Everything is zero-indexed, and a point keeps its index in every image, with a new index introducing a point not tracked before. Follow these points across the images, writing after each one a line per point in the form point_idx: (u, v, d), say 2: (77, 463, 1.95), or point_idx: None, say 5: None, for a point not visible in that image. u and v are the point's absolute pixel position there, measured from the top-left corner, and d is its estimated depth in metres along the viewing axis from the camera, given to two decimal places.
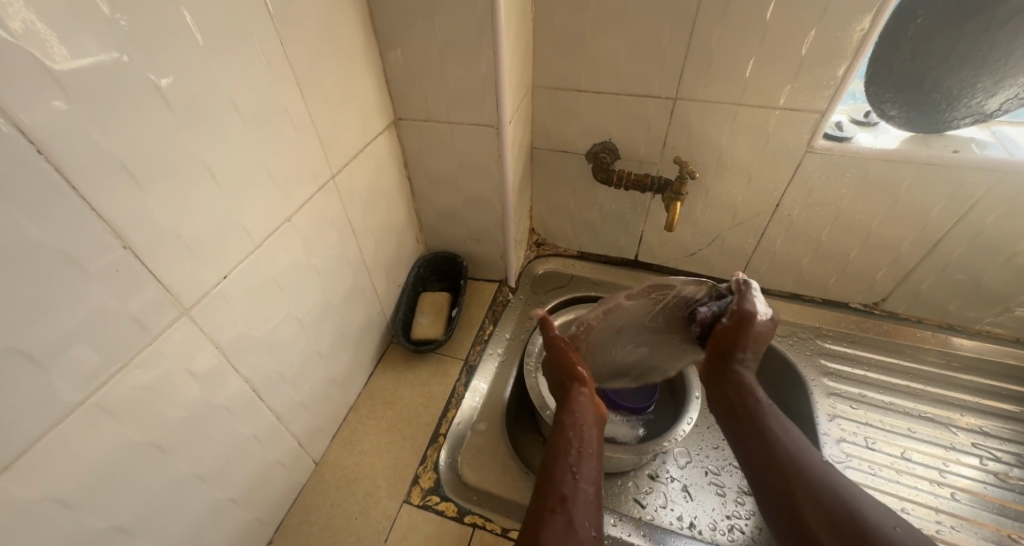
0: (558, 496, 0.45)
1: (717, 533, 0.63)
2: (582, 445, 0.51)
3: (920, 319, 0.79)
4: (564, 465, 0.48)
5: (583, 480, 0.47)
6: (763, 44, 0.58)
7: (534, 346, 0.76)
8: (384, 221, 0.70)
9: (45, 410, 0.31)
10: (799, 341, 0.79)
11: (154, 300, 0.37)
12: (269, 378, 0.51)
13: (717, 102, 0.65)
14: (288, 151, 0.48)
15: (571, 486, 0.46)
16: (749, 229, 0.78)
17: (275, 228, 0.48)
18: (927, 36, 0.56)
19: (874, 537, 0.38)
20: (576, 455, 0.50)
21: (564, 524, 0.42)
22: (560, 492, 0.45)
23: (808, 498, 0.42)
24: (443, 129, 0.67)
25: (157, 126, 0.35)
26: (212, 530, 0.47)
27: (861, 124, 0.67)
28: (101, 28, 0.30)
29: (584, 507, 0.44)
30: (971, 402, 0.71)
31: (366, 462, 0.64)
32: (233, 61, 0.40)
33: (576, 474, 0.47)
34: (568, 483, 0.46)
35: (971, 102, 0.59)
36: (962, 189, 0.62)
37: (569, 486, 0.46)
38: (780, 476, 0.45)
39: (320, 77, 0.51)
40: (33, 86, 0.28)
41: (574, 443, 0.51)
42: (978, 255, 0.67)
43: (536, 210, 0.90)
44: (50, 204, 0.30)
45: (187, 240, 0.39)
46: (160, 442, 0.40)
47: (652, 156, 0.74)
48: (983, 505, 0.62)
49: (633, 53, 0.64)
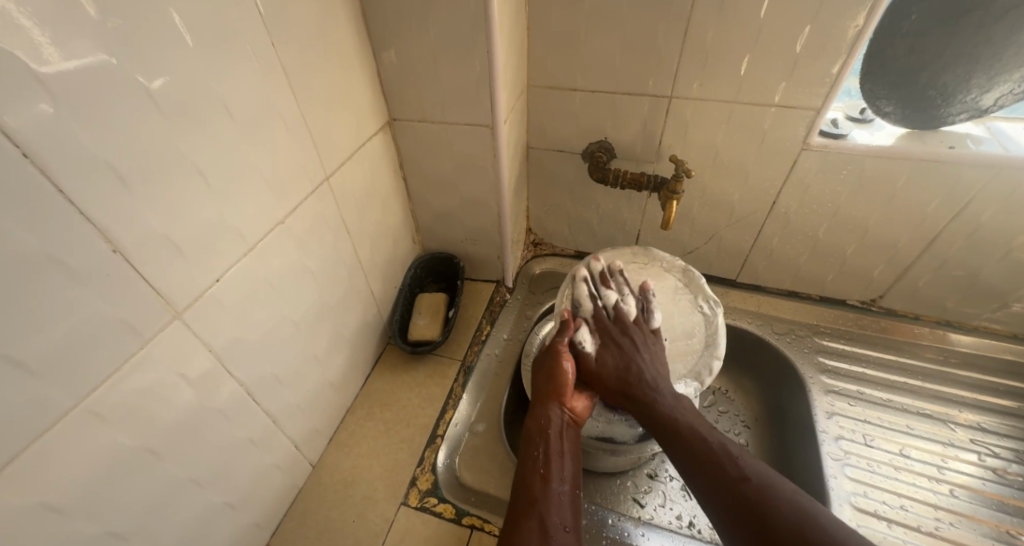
0: (529, 499, 0.49)
1: (716, 532, 0.63)
2: (548, 448, 0.54)
3: (918, 316, 0.79)
4: (536, 471, 0.52)
5: (556, 481, 0.51)
6: (759, 41, 0.58)
7: (530, 346, 0.76)
8: (380, 222, 0.70)
9: (35, 415, 0.31)
10: (796, 339, 0.79)
11: (148, 303, 0.37)
12: (265, 380, 0.51)
13: (712, 101, 0.65)
14: (282, 152, 0.48)
15: (541, 489, 0.50)
16: (746, 227, 0.78)
17: (270, 230, 0.48)
18: (922, 33, 0.56)
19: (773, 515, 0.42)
20: (545, 460, 0.53)
21: (538, 529, 0.47)
22: (531, 495, 0.50)
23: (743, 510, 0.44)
24: (438, 130, 0.67)
25: (147, 129, 0.35)
26: (208, 535, 0.47)
27: (858, 121, 0.66)
28: (88, 29, 0.30)
29: (556, 508, 0.49)
30: (970, 398, 0.71)
31: (364, 464, 0.64)
32: (224, 62, 0.40)
33: (547, 478, 0.51)
34: (538, 486, 0.50)
35: (967, 98, 0.59)
36: (959, 186, 0.62)
37: (540, 490, 0.50)
38: (722, 486, 0.46)
39: (313, 78, 0.51)
40: (20, 89, 0.27)
41: (540, 447, 0.54)
42: (975, 250, 0.67)
43: (533, 210, 0.89)
44: (36, 207, 0.29)
45: (179, 244, 0.38)
46: (154, 447, 0.39)
47: (648, 155, 0.74)
48: (981, 501, 0.62)
49: (628, 52, 0.64)
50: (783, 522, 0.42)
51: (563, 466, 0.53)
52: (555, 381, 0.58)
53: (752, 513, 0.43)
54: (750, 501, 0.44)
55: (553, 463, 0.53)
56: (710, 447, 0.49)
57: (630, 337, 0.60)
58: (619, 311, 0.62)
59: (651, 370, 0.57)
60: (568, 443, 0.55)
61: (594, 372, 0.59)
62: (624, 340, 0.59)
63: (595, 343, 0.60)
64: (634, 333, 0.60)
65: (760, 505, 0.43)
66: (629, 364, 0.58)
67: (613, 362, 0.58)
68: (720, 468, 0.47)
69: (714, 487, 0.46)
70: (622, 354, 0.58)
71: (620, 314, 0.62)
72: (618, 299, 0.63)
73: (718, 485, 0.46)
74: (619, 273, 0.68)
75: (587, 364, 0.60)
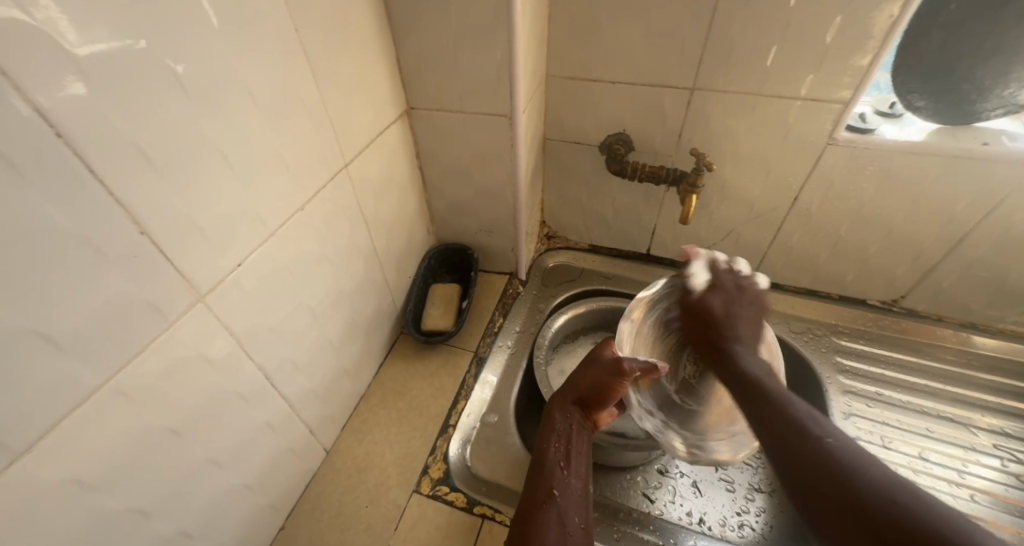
0: (547, 491, 0.49)
1: (727, 529, 0.64)
2: (570, 446, 0.54)
3: (941, 318, 0.77)
4: (558, 463, 0.52)
5: (572, 475, 0.51)
6: (787, 31, 0.56)
7: (544, 339, 0.76)
8: (396, 210, 0.70)
9: (63, 393, 0.32)
10: (814, 338, 0.78)
11: (172, 286, 0.37)
12: (283, 366, 0.52)
13: (735, 94, 0.64)
14: (302, 138, 0.48)
15: (562, 483, 0.50)
16: (765, 224, 0.77)
17: (290, 216, 0.49)
18: (961, 23, 0.54)
19: (823, 454, 0.36)
20: (564, 456, 0.53)
21: (557, 520, 0.46)
22: (550, 486, 0.49)
23: (796, 453, 0.38)
24: (455, 119, 0.66)
25: (174, 113, 0.35)
26: (228, 515, 0.48)
27: (887, 116, 0.64)
28: (118, 12, 0.30)
29: (574, 503, 0.49)
30: (992, 402, 0.70)
31: (376, 451, 0.65)
32: (244, 45, 0.40)
33: (568, 472, 0.51)
34: (559, 480, 0.50)
35: (1004, 92, 0.58)
36: (991, 184, 0.60)
37: (560, 480, 0.50)
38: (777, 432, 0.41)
39: (333, 64, 0.51)
40: (51, 64, 0.28)
41: (563, 442, 0.54)
42: (1004, 252, 0.65)
43: (548, 202, 0.89)
44: (68, 189, 0.30)
45: (202, 227, 0.39)
46: (177, 427, 0.40)
47: (668, 148, 0.73)
48: (1003, 507, 0.61)
49: (650, 42, 0.63)
50: (877, 508, 0.31)
51: (577, 464, 0.53)
52: (599, 391, 0.57)
53: (796, 452, 0.38)
54: (804, 459, 0.37)
55: (567, 461, 0.52)
56: (780, 401, 0.44)
57: (738, 295, 0.60)
58: (731, 266, 0.63)
59: (744, 326, 0.57)
60: (584, 444, 0.55)
61: (695, 307, 0.60)
62: (727, 292, 0.60)
63: (704, 286, 0.62)
64: (740, 290, 0.60)
65: (833, 477, 0.34)
66: (726, 316, 0.58)
67: (717, 307, 0.59)
68: (785, 428, 0.40)
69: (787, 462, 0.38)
70: (725, 303, 0.59)
71: (734, 268, 0.62)
72: (729, 259, 0.64)
73: (798, 463, 0.37)
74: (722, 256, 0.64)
75: (690, 301, 0.62)
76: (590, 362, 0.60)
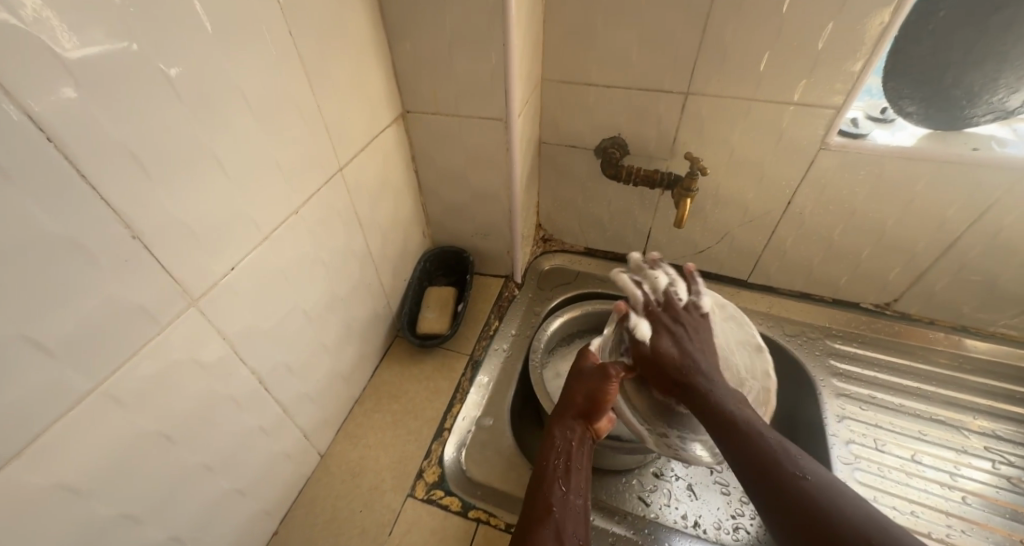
0: (545, 507, 0.49)
1: (721, 533, 0.64)
2: (569, 461, 0.54)
3: (933, 320, 0.78)
4: (556, 479, 0.52)
5: (572, 492, 0.51)
6: (780, 36, 0.57)
7: (539, 342, 0.76)
8: (391, 213, 0.70)
9: (53, 398, 0.31)
10: (808, 341, 0.78)
11: (164, 290, 0.37)
12: (276, 370, 0.51)
13: (729, 98, 0.64)
14: (296, 142, 0.48)
15: (560, 499, 0.50)
16: (759, 228, 0.77)
17: (284, 220, 0.49)
18: (951, 30, 0.55)
19: (800, 487, 0.42)
20: (563, 471, 0.53)
21: (555, 537, 0.46)
22: (548, 502, 0.50)
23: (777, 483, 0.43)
24: (450, 122, 0.66)
25: (165, 117, 0.35)
26: (220, 520, 0.48)
27: (878, 121, 0.65)
28: (110, 16, 0.30)
29: (572, 519, 0.49)
30: (984, 404, 0.70)
31: (371, 455, 0.64)
32: (237, 49, 0.40)
33: (566, 487, 0.51)
34: (557, 496, 0.50)
35: (994, 98, 0.58)
36: (981, 188, 0.60)
37: (558, 497, 0.50)
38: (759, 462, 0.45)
39: (328, 67, 0.51)
40: (44, 70, 0.28)
41: (562, 457, 0.54)
42: (995, 255, 0.66)
43: (543, 205, 0.89)
44: (57, 191, 0.29)
45: (195, 231, 0.38)
46: (169, 432, 0.40)
47: (662, 151, 0.73)
48: (995, 509, 0.61)
49: (645, 46, 0.63)
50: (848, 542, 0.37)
51: (576, 479, 0.52)
52: (595, 404, 0.57)
53: (774, 481, 0.43)
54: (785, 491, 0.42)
55: (565, 477, 0.52)
56: (758, 432, 0.48)
57: (682, 325, 0.61)
58: (668, 295, 0.64)
59: (700, 357, 0.58)
60: (585, 459, 0.55)
61: (649, 355, 0.59)
62: (674, 326, 0.61)
63: (649, 330, 0.61)
64: (684, 319, 0.62)
65: (810, 511, 0.40)
66: (682, 353, 0.58)
67: (669, 348, 0.59)
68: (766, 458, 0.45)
69: (770, 498, 0.43)
70: (676, 340, 0.60)
71: (669, 297, 0.64)
72: (666, 285, 0.66)
73: (776, 499, 0.42)
74: (663, 291, 0.65)
75: (641, 351, 0.60)
76: (576, 376, 0.61)
